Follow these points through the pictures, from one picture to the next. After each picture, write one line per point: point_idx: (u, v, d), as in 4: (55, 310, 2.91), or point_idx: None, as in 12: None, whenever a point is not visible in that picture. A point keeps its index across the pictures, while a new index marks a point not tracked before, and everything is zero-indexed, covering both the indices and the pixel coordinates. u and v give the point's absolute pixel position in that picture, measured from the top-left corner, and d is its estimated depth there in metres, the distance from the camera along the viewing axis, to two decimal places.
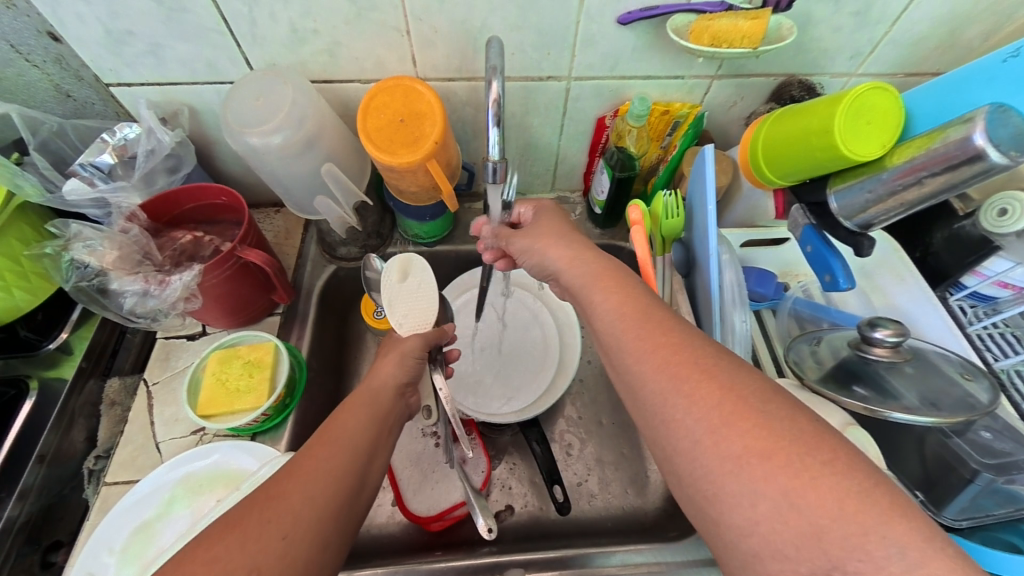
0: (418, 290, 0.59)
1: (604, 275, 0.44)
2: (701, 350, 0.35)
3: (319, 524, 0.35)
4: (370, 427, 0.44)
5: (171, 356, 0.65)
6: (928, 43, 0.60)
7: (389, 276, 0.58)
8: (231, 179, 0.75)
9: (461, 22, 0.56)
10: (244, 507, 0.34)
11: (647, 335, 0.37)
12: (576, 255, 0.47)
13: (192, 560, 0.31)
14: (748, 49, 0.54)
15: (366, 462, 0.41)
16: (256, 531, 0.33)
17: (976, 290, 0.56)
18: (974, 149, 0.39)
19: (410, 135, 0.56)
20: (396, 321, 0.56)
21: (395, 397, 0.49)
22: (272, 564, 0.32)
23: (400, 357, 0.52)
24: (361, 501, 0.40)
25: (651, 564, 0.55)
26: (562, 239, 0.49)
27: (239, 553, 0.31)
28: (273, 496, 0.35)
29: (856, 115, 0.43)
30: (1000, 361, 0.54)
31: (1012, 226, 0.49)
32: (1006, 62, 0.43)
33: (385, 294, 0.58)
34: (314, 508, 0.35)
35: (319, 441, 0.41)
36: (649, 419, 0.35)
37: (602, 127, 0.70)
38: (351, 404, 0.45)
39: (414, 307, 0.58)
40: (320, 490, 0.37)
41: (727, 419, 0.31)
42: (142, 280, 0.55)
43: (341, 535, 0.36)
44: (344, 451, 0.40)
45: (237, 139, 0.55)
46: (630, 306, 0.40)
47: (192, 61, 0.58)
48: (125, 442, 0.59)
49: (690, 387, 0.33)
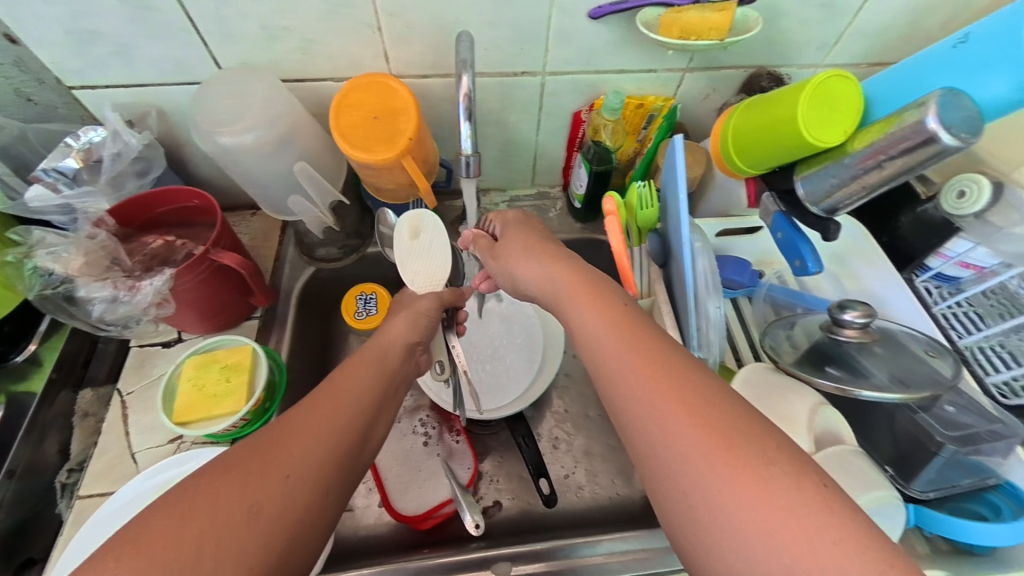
0: (429, 247, 0.61)
1: (586, 288, 0.43)
2: (684, 373, 0.35)
3: (321, 471, 0.35)
4: (376, 385, 0.44)
5: (146, 363, 0.64)
6: (892, 33, 0.62)
7: (399, 235, 0.60)
8: (205, 182, 0.74)
9: (434, 17, 0.55)
10: (248, 447, 0.35)
11: (626, 355, 0.37)
12: (551, 271, 0.46)
13: (196, 493, 0.32)
14: (717, 40, 0.55)
15: (372, 416, 0.42)
16: (259, 471, 0.33)
17: (940, 272, 0.58)
18: (929, 132, 0.39)
19: (386, 131, 0.56)
20: (406, 277, 0.58)
21: (404, 355, 0.49)
22: (273, 501, 0.32)
23: (413, 317, 0.52)
24: (363, 455, 0.40)
25: (637, 551, 0.56)
26: (527, 251, 0.49)
27: (241, 490, 0.32)
28: (279, 440, 0.35)
29: (819, 103, 0.44)
30: (965, 338, 0.56)
31: (971, 207, 0.51)
32: (957, 48, 0.44)
33: (397, 254, 0.60)
34: (317, 455, 0.36)
35: (326, 392, 0.41)
36: (631, 439, 0.35)
37: (578, 121, 0.70)
38: (359, 361, 0.46)
39: (425, 263, 0.60)
40: (324, 438, 0.37)
41: (706, 450, 0.31)
42: (111, 286, 0.54)
43: (341, 484, 0.37)
44: (349, 404, 0.40)
45: (208, 139, 0.54)
46: (612, 321, 0.40)
47: (160, 62, 0.57)
48: (101, 452, 0.58)
49: (672, 408, 0.33)
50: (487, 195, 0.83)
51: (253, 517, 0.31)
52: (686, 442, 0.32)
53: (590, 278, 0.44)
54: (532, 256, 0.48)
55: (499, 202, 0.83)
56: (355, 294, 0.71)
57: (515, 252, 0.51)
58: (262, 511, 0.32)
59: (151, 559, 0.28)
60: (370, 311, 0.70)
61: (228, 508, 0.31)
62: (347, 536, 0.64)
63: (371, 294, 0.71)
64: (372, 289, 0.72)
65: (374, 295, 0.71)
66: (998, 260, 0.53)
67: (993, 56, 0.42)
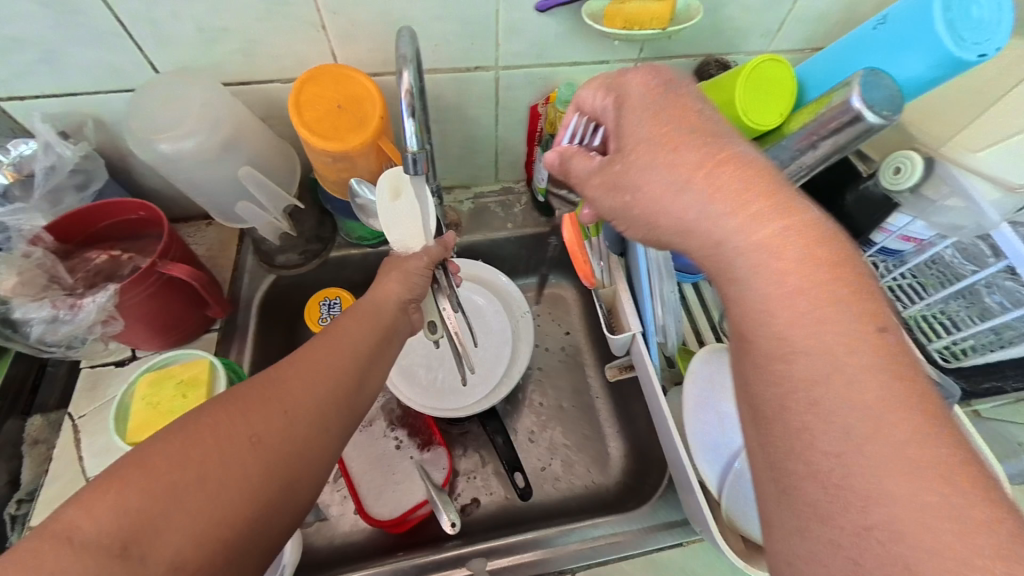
0: (413, 206, 0.54)
1: (765, 204, 0.30)
2: (898, 365, 0.27)
3: (316, 408, 0.39)
4: (371, 336, 0.47)
5: (98, 384, 0.61)
6: (831, 19, 0.64)
7: (380, 193, 0.52)
8: (154, 193, 0.71)
9: (379, 14, 0.54)
10: (250, 387, 0.39)
11: (816, 301, 0.29)
12: (724, 199, 0.31)
13: (202, 421, 0.36)
14: (659, 29, 0.55)
15: (365, 366, 0.45)
16: (257, 407, 0.37)
17: (885, 246, 0.60)
18: (854, 112, 0.40)
19: (354, 118, 0.55)
20: (392, 238, 0.54)
21: (399, 313, 0.51)
22: (271, 433, 0.36)
23: (404, 275, 0.52)
24: (361, 398, 0.43)
25: (610, 536, 0.57)
26: (679, 165, 0.33)
27: (243, 420, 0.36)
28: (276, 383, 0.39)
29: (755, 86, 0.45)
30: (909, 308, 0.59)
31: (907, 182, 0.53)
32: (877, 29, 0.44)
33: (382, 217, 0.53)
34: (312, 395, 0.40)
35: (323, 341, 0.44)
36: (785, 408, 0.28)
37: (536, 114, 0.69)
38: (355, 315, 0.48)
39: (412, 222, 0.54)
40: (319, 381, 0.41)
41: (901, 458, 0.25)
42: (50, 306, 0.52)
43: (338, 422, 0.40)
44: (345, 352, 0.44)
45: (146, 148, 0.52)
46: (810, 262, 0.29)
47: (92, 68, 0.54)
48: (53, 480, 0.56)
49: (874, 401, 0.26)
50: (450, 192, 0.83)
51: (253, 446, 0.35)
52: (865, 430, 0.26)
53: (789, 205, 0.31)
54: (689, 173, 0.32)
55: (463, 199, 0.82)
56: (318, 300, 0.70)
57: (659, 162, 0.33)
58: (262, 441, 0.36)
59: (156, 479, 0.32)
60: (334, 316, 0.69)
61: (230, 437, 0.35)
62: (322, 545, 0.63)
63: (335, 299, 0.70)
64: (335, 294, 0.71)
65: (337, 300, 0.70)
66: (934, 232, 0.55)
67: (910, 34, 0.42)
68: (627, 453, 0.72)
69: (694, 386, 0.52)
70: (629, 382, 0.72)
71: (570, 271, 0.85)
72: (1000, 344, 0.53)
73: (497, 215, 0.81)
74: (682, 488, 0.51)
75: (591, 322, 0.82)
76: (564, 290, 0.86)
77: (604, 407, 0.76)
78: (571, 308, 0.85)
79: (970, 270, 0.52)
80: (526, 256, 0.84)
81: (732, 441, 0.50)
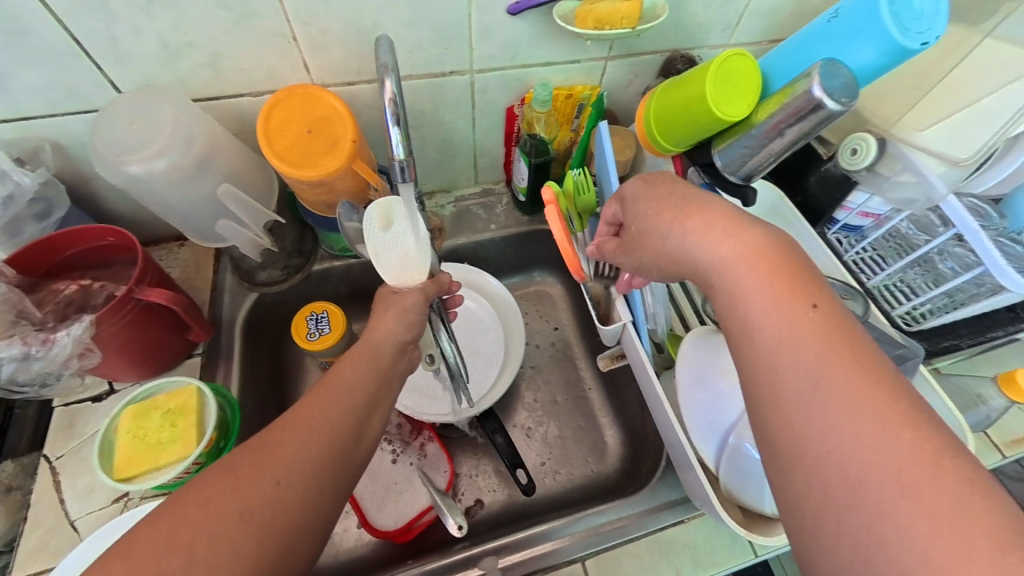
0: (406, 236, 0.50)
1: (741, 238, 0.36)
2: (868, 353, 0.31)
3: (312, 472, 0.36)
4: (367, 383, 0.44)
5: (75, 422, 0.58)
6: (784, 13, 0.67)
7: (369, 222, 0.48)
8: (119, 216, 0.68)
9: (351, 22, 0.54)
10: (239, 453, 0.35)
11: (793, 307, 0.33)
12: (702, 235, 0.38)
13: (185, 501, 0.32)
14: (629, 28, 0.57)
15: (363, 417, 0.42)
16: (249, 477, 0.34)
17: (846, 223, 0.65)
18: (816, 100, 0.42)
19: (324, 141, 0.54)
20: (381, 268, 0.48)
21: (395, 354, 0.49)
22: (264, 507, 0.33)
23: (402, 314, 0.49)
24: (358, 453, 0.40)
25: (616, 521, 0.58)
26: (663, 213, 0.41)
27: (231, 494, 0.33)
28: (266, 448, 0.36)
29: (722, 82, 0.48)
30: (873, 279, 0.63)
31: (862, 162, 0.58)
32: (831, 22, 0.47)
33: (369, 244, 0.48)
34: (308, 457, 0.36)
35: (317, 392, 0.41)
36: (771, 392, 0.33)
37: (512, 116, 0.71)
38: (350, 358, 0.45)
39: (403, 253, 0.50)
40: (314, 440, 0.38)
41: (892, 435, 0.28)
42: (20, 343, 0.48)
43: (335, 484, 0.38)
44: (341, 403, 0.41)
45: (114, 170, 0.50)
46: (782, 277, 0.34)
47: (46, 90, 0.51)
48: (32, 527, 0.52)
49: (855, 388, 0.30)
50: (431, 197, 0.83)
51: (244, 524, 0.32)
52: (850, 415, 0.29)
53: (754, 233, 0.36)
54: (672, 220, 0.39)
55: (444, 204, 0.83)
56: (304, 315, 0.68)
57: (655, 212, 0.41)
58: (253, 517, 0.33)
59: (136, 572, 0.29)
60: (323, 330, 0.67)
61: (218, 517, 0.32)
62: (327, 563, 0.62)
63: (322, 313, 0.68)
64: (322, 308, 0.69)
65: (325, 313, 0.68)
66: (891, 207, 0.59)
67: (861, 24, 0.45)
68: (623, 440, 0.74)
69: (683, 367, 0.54)
70: (619, 371, 0.74)
71: (555, 267, 0.87)
72: (953, 305, 0.58)
73: (479, 217, 0.82)
74: (682, 466, 0.53)
75: (578, 316, 0.84)
76: (550, 287, 0.88)
77: (597, 398, 0.78)
78: (558, 303, 0.87)
79: (924, 240, 0.57)
80: (511, 256, 0.85)
81: (728, 416, 0.51)
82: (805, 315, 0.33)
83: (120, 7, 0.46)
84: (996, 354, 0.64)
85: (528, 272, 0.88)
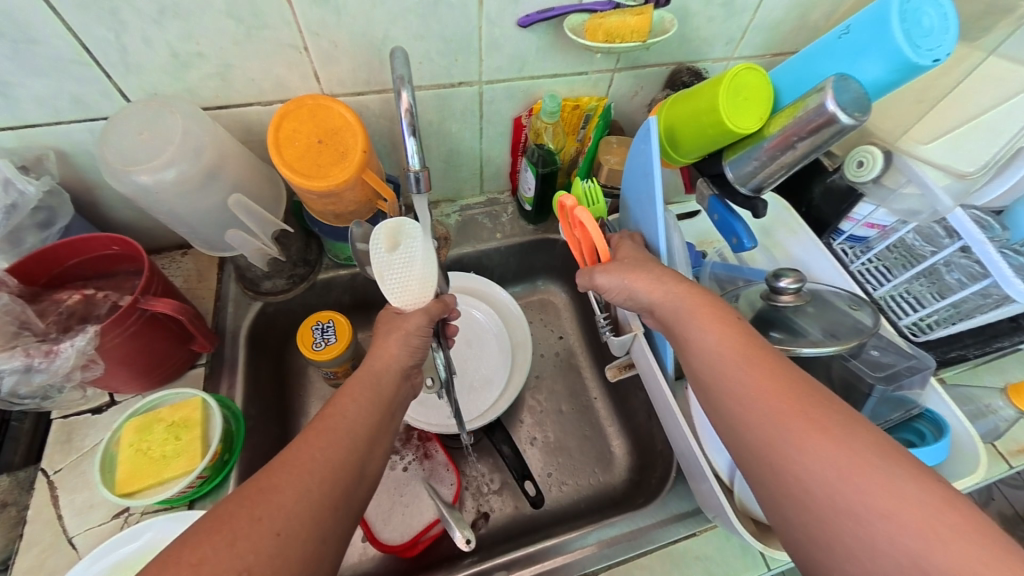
0: (413, 260, 0.48)
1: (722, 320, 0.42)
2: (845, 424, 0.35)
3: (313, 521, 0.35)
4: (370, 417, 0.42)
5: (74, 435, 0.56)
6: (786, 27, 0.68)
7: (376, 246, 0.45)
8: (122, 225, 0.67)
9: (361, 34, 0.54)
10: (234, 502, 0.34)
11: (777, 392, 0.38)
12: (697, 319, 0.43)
13: (177, 563, 0.31)
14: (639, 42, 0.58)
15: (366, 453, 0.40)
16: (246, 532, 0.32)
17: (852, 233, 0.66)
18: (828, 114, 0.43)
19: (334, 153, 0.54)
20: (386, 290, 0.47)
21: (400, 380, 0.48)
22: (263, 563, 0.32)
23: (405, 338, 0.48)
24: (359, 492, 0.39)
25: (627, 533, 0.58)
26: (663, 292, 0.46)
27: (228, 552, 0.31)
28: (267, 494, 0.35)
29: (733, 94, 0.48)
30: (879, 289, 0.63)
31: (868, 174, 0.58)
32: (842, 38, 0.48)
33: (375, 267, 0.46)
34: (307, 504, 0.35)
35: (314, 431, 0.40)
36: None
37: (520, 126, 0.72)
38: (351, 391, 0.44)
39: (410, 276, 0.48)
40: (315, 485, 0.36)
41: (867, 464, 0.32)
42: (23, 355, 0.47)
43: (337, 530, 0.36)
44: (342, 442, 0.39)
45: (122, 179, 0.50)
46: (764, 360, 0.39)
47: (52, 99, 0.51)
48: (27, 546, 0.51)
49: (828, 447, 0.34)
50: (436, 206, 0.83)
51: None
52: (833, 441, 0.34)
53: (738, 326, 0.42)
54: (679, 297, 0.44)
55: (449, 213, 0.83)
56: (310, 324, 0.67)
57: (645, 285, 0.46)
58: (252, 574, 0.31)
59: None
60: (329, 340, 0.66)
61: None
62: None
63: (328, 322, 0.68)
64: (328, 317, 0.68)
65: (331, 323, 0.68)
66: (895, 218, 0.60)
67: (870, 41, 0.46)
68: (630, 450, 0.73)
69: None
70: (626, 380, 0.74)
71: (559, 276, 0.87)
72: (959, 316, 0.58)
73: (484, 226, 0.82)
74: (694, 478, 0.53)
75: (582, 326, 0.84)
76: (554, 295, 0.88)
77: (603, 407, 0.77)
78: (562, 313, 0.87)
79: (929, 251, 0.57)
80: (515, 265, 0.85)
81: None
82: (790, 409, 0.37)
83: (131, 18, 0.46)
84: (1000, 362, 0.65)
85: (532, 281, 0.88)
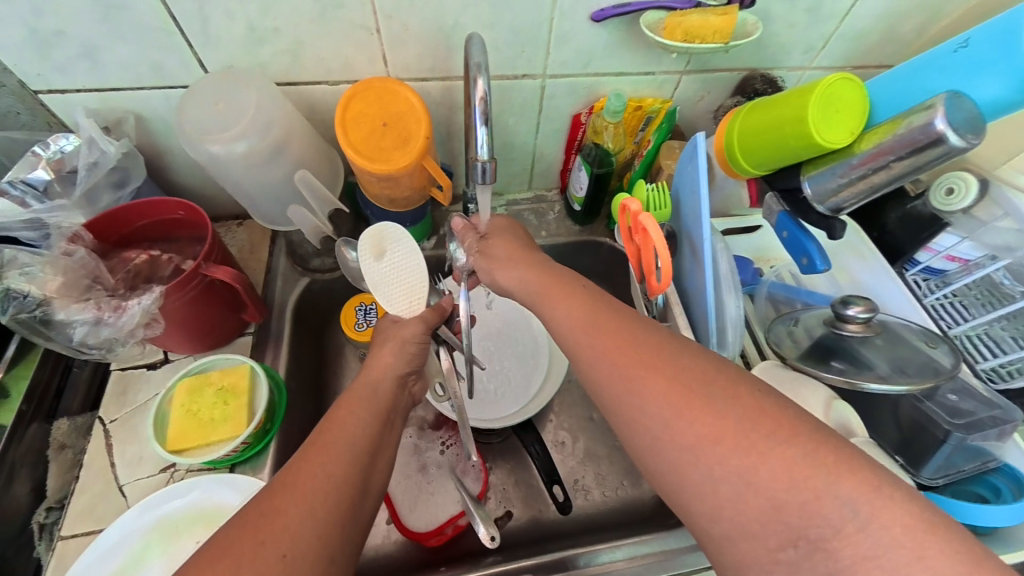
0: (403, 261, 0.54)
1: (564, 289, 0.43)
2: (685, 365, 0.34)
3: (320, 540, 0.33)
4: (368, 428, 0.41)
5: (129, 389, 0.59)
6: (872, 37, 0.64)
7: (366, 257, 0.51)
8: (186, 192, 0.70)
9: (432, 20, 0.54)
10: (234, 528, 0.32)
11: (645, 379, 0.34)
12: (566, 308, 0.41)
13: None
14: (720, 43, 0.55)
15: (368, 466, 0.39)
16: (250, 558, 0.30)
17: (929, 265, 0.61)
18: (936, 133, 0.41)
19: (397, 137, 0.54)
20: (384, 299, 0.51)
21: (395, 389, 0.46)
22: None
23: (400, 347, 0.48)
24: (364, 507, 0.37)
25: (657, 553, 0.56)
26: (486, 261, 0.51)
27: None
28: (269, 516, 0.33)
29: (826, 104, 0.45)
30: (954, 327, 0.58)
31: (959, 204, 0.54)
32: (958, 52, 0.45)
33: (369, 279, 0.51)
34: (314, 523, 0.33)
35: (312, 447, 0.38)
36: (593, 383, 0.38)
37: (578, 123, 0.70)
38: (348, 404, 0.42)
39: (403, 281, 0.53)
40: (319, 503, 0.34)
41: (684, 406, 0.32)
42: (94, 308, 0.50)
43: (344, 550, 0.34)
44: (343, 456, 0.38)
45: (196, 148, 0.51)
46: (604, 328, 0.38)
47: (136, 64, 0.53)
48: (82, 489, 0.53)
49: (665, 397, 0.33)
50: None
51: None
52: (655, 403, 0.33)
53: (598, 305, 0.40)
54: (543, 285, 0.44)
55: (495, 206, 0.82)
56: (354, 305, 0.68)
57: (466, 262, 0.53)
58: None
59: None
60: (371, 321, 0.67)
61: None
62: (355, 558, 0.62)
63: (370, 305, 0.68)
64: (372, 300, 0.69)
65: (374, 306, 0.68)
66: (982, 252, 0.56)
67: (990, 58, 0.43)
68: None
69: None
70: None
71: (600, 281, 0.85)
72: None
73: (530, 222, 0.81)
74: None
75: None
76: None
77: None
78: None
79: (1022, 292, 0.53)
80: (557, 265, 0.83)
81: None
82: (647, 385, 0.34)
83: None
84: None
85: None
